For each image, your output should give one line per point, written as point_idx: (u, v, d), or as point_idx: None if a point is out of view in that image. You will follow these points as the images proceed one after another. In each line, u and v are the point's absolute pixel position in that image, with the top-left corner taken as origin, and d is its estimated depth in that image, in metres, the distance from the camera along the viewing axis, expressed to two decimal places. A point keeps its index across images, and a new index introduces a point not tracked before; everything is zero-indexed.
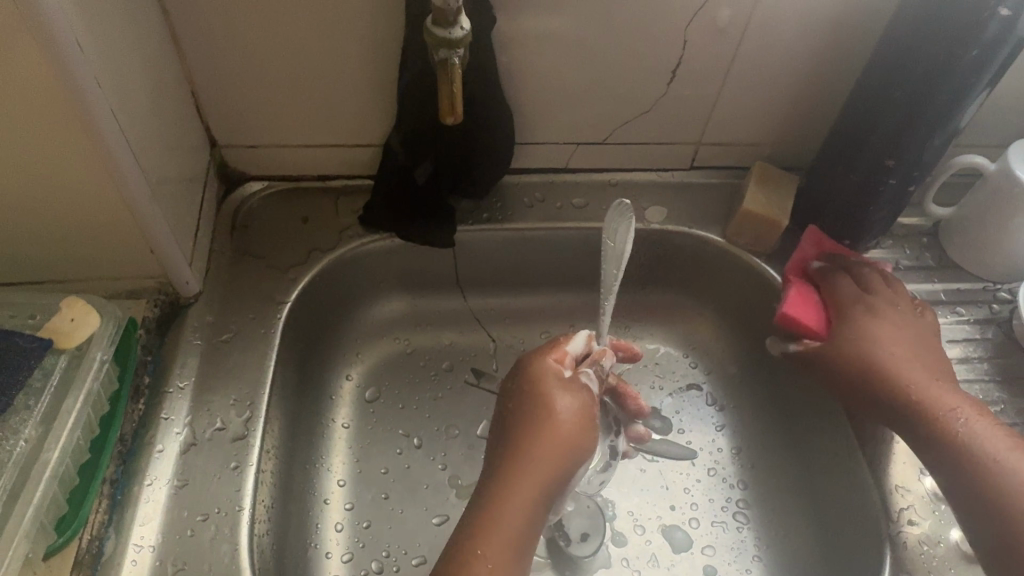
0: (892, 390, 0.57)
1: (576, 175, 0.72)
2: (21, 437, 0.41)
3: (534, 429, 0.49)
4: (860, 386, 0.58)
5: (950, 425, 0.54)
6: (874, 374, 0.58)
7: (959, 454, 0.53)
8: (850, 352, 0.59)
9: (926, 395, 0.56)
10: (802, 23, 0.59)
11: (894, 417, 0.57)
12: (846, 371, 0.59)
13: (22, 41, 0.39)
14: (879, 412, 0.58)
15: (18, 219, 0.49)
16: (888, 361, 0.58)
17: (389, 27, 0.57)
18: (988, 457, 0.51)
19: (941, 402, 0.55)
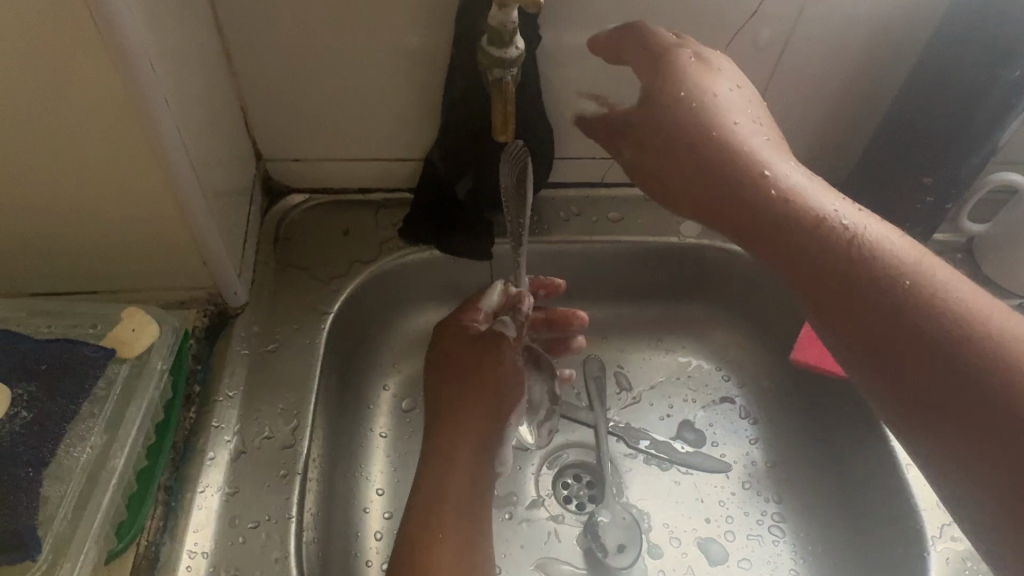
0: (815, 247, 0.46)
1: (611, 189, 0.73)
2: (88, 445, 0.42)
3: (483, 388, 0.60)
4: (778, 223, 0.47)
5: (924, 288, 0.42)
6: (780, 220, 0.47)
7: (904, 313, 0.42)
8: (743, 187, 0.48)
9: (860, 231, 0.45)
10: (841, 42, 0.60)
11: (784, 248, 0.47)
12: (726, 176, 0.49)
13: (99, 63, 0.40)
14: (756, 234, 0.49)
15: (80, 231, 0.50)
16: (791, 183, 0.48)
17: (436, 46, 0.58)
18: (931, 302, 0.41)
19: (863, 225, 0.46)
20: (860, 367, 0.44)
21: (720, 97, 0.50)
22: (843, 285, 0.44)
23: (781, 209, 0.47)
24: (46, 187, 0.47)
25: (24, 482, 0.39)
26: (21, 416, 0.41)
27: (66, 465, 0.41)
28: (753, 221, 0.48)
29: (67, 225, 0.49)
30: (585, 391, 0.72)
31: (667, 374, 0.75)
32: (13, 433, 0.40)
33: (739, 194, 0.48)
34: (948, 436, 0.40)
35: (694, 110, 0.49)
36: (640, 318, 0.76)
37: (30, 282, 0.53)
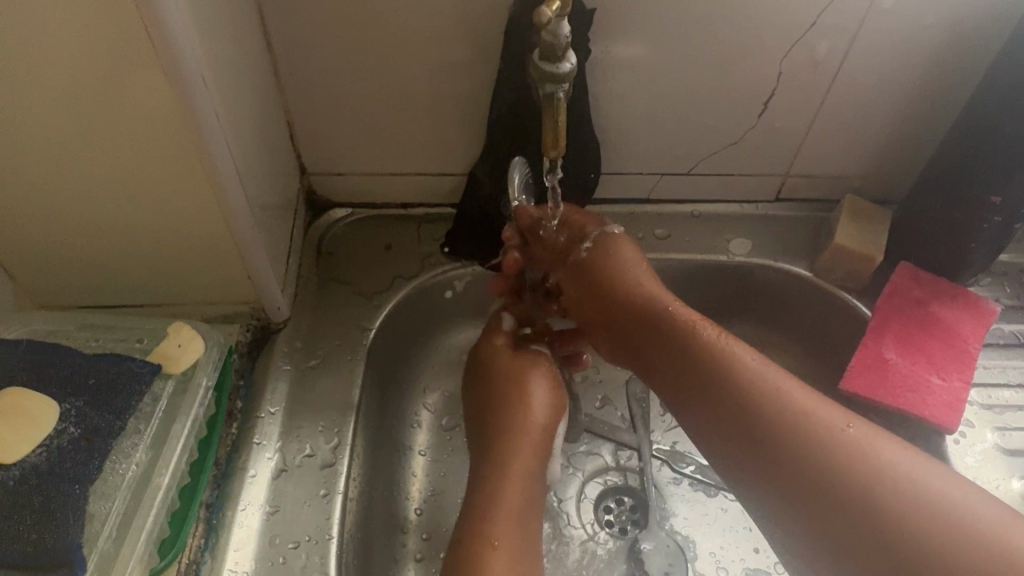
0: (806, 446, 0.46)
1: (657, 206, 0.71)
2: (133, 461, 0.42)
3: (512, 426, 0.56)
4: (743, 411, 0.49)
5: (924, 496, 0.43)
6: (753, 391, 0.49)
7: (808, 437, 0.47)
8: (701, 353, 0.52)
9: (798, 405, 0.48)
10: (903, 53, 0.58)
11: (752, 426, 0.49)
12: (657, 324, 0.56)
13: (154, 79, 0.40)
14: (733, 429, 0.49)
15: (128, 244, 0.50)
16: (790, 390, 0.49)
17: (483, 60, 0.57)
18: (904, 484, 0.44)
19: (861, 439, 0.46)
20: (753, 467, 0.48)
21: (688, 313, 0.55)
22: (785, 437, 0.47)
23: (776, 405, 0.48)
24: (99, 201, 0.47)
25: (72, 498, 0.38)
26: (69, 431, 0.41)
27: (112, 482, 0.41)
28: (679, 364, 0.54)
29: (117, 236, 0.50)
30: (628, 411, 0.70)
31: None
32: (61, 448, 0.40)
33: (689, 352, 0.53)
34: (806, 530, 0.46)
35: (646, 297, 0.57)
36: None
37: (79, 293, 0.54)
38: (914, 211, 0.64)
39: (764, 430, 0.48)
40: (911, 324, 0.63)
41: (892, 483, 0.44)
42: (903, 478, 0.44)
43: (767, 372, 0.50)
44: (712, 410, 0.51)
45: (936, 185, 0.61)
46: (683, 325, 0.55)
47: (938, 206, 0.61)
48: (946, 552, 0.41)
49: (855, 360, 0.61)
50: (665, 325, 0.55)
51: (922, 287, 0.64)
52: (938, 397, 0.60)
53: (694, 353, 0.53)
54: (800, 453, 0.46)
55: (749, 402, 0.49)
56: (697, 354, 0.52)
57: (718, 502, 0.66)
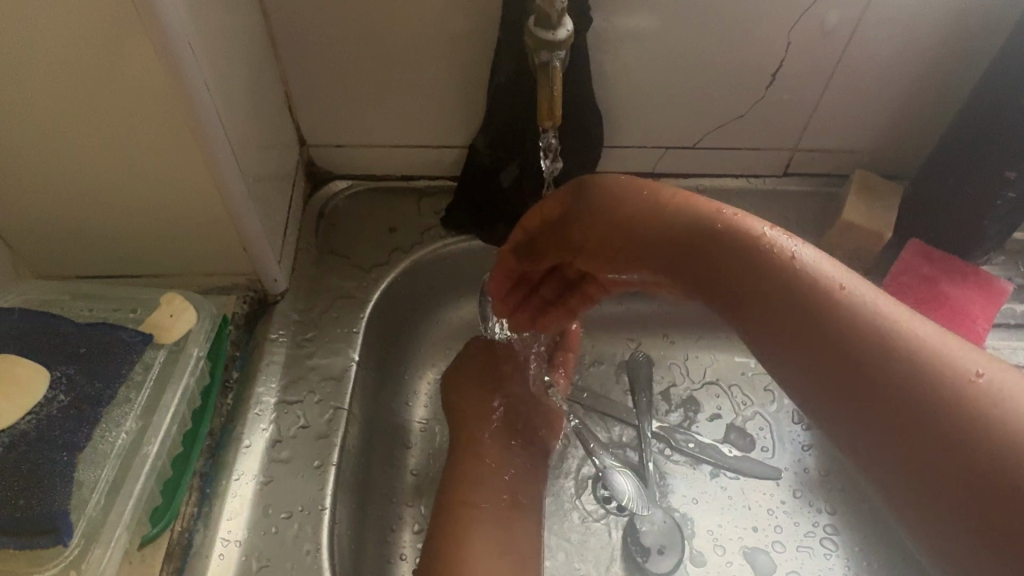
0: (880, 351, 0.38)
1: (662, 180, 0.70)
2: (123, 429, 0.42)
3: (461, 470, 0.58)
4: (802, 313, 0.41)
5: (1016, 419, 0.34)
6: (812, 298, 0.41)
7: (866, 345, 0.39)
8: (746, 246, 0.45)
9: (848, 297, 0.41)
10: (918, 21, 0.56)
11: (819, 331, 0.40)
12: (699, 244, 0.48)
13: (140, 46, 0.39)
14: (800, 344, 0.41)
15: (122, 214, 0.50)
16: (867, 301, 0.40)
17: (483, 29, 0.56)
18: (990, 418, 0.34)
19: (908, 326, 0.39)
20: (836, 410, 0.39)
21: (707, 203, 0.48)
22: (831, 340, 0.40)
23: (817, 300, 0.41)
24: (89, 171, 0.47)
25: (61, 465, 0.39)
26: (59, 399, 0.41)
27: (101, 450, 0.41)
28: (711, 268, 0.47)
29: (111, 206, 0.49)
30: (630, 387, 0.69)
31: (712, 370, 0.71)
32: (51, 415, 0.40)
33: (733, 249, 0.46)
34: (891, 460, 0.37)
35: (653, 193, 0.49)
36: None
37: (76, 262, 0.54)
38: (925, 187, 0.62)
39: (828, 340, 0.40)
40: (924, 304, 0.62)
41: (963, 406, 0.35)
42: (1008, 419, 0.34)
43: (824, 267, 0.42)
44: (778, 333, 0.43)
45: (949, 160, 0.59)
46: (701, 232, 0.47)
47: (950, 182, 0.59)
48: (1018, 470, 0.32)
49: None
50: (699, 220, 0.48)
51: (938, 265, 0.62)
52: None
53: (716, 269, 0.47)
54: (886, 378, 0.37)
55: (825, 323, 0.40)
56: (727, 267, 0.46)
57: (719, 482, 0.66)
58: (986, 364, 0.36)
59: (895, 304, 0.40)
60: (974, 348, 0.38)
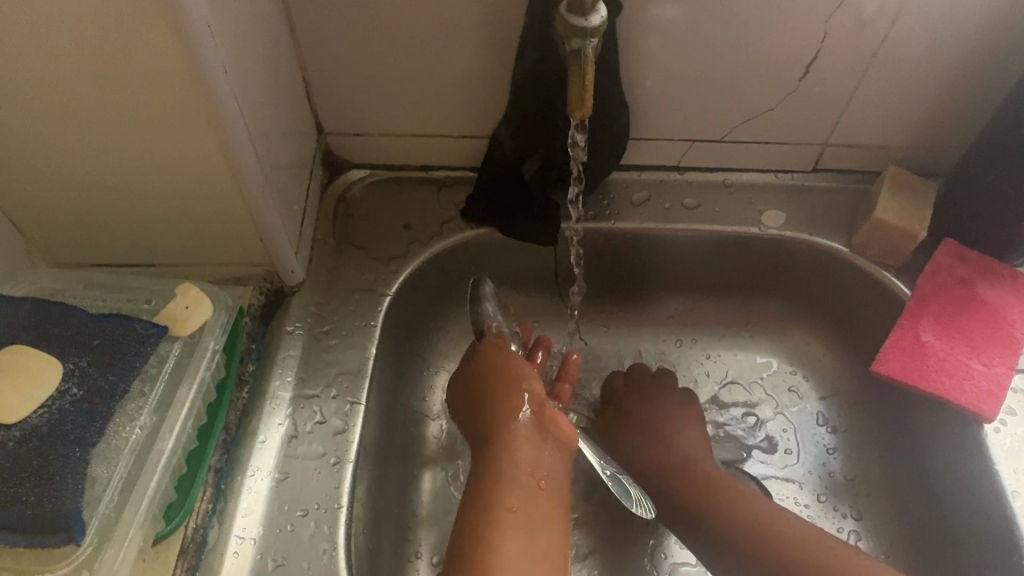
0: (766, 527, 0.52)
1: (687, 174, 0.68)
2: (137, 425, 0.41)
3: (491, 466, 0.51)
4: (719, 508, 0.55)
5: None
6: (725, 493, 0.56)
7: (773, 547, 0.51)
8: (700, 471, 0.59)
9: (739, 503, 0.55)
10: (959, 15, 0.54)
11: (713, 527, 0.54)
12: (659, 454, 0.62)
13: (156, 28, 0.38)
14: (722, 542, 0.53)
15: (137, 202, 0.49)
16: (778, 509, 0.54)
17: (509, 14, 0.54)
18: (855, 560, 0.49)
19: (819, 538, 0.51)
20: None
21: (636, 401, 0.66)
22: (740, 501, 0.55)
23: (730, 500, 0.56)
24: (104, 157, 0.45)
25: (72, 462, 0.37)
26: (72, 392, 0.40)
27: (115, 446, 0.39)
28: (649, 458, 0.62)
29: (126, 193, 0.48)
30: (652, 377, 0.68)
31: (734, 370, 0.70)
32: (63, 409, 0.39)
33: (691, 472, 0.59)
34: None
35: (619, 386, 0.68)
36: (712, 310, 0.71)
37: (91, 251, 0.53)
38: (963, 184, 0.59)
39: (745, 532, 0.53)
40: (957, 306, 0.59)
41: (836, 555, 0.49)
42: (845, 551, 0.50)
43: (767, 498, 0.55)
44: (700, 524, 0.55)
45: (988, 159, 0.57)
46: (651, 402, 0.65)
47: (989, 181, 0.57)
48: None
49: (887, 346, 0.59)
50: (665, 429, 0.63)
51: (972, 267, 0.60)
52: (976, 382, 0.56)
53: (685, 497, 0.57)
54: (770, 546, 0.51)
55: (729, 508, 0.55)
56: (694, 475, 0.59)
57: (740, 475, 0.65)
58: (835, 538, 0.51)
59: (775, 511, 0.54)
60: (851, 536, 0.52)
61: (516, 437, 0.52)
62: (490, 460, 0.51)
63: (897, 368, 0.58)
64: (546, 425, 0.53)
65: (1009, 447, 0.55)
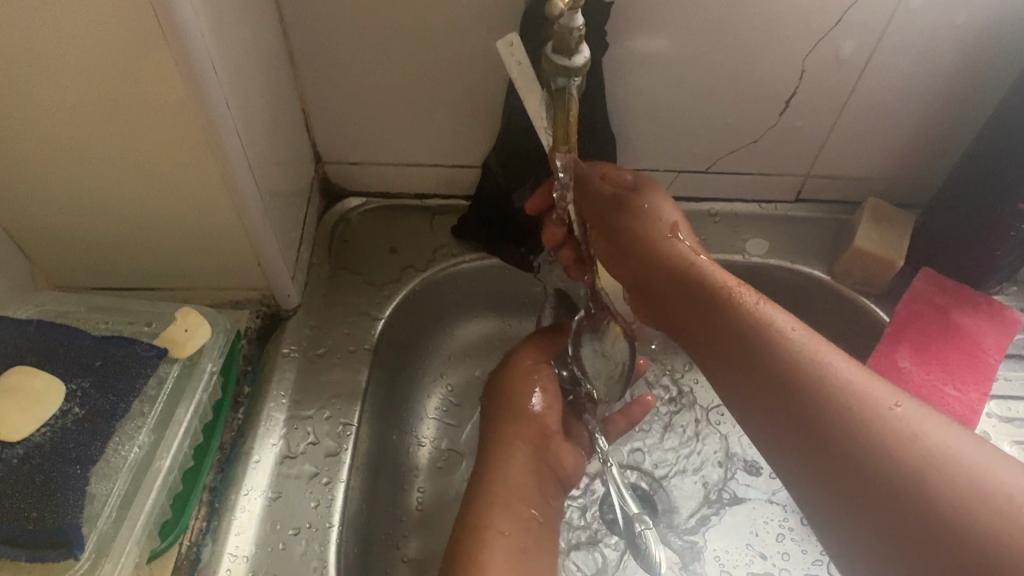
0: (819, 386, 0.42)
1: (673, 204, 0.70)
2: (136, 443, 0.42)
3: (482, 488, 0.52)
4: (761, 359, 0.45)
5: (935, 457, 0.38)
6: (769, 338, 0.46)
7: (827, 405, 0.42)
8: (730, 311, 0.48)
9: (789, 341, 0.45)
10: (931, 52, 0.56)
11: (754, 355, 0.46)
12: (688, 290, 0.51)
13: (165, 65, 0.40)
14: (757, 375, 0.45)
15: (141, 228, 0.51)
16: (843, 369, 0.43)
17: (500, 53, 0.57)
18: (905, 439, 0.39)
19: (864, 391, 0.42)
20: (759, 402, 0.45)
21: (669, 240, 0.54)
22: (783, 350, 0.45)
23: (769, 349, 0.45)
24: (110, 185, 0.48)
25: (73, 479, 0.39)
26: (73, 412, 0.41)
27: (114, 463, 0.41)
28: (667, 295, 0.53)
29: (130, 220, 0.50)
30: None
31: (683, 407, 0.69)
32: (65, 428, 0.41)
33: (722, 313, 0.49)
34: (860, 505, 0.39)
35: (637, 231, 0.55)
36: None
37: (94, 274, 0.55)
38: (938, 216, 0.62)
39: (787, 374, 0.44)
40: (934, 333, 0.61)
41: (883, 427, 0.40)
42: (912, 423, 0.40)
43: (823, 349, 0.44)
44: (751, 375, 0.46)
45: (961, 191, 0.59)
46: (678, 265, 0.52)
47: (963, 212, 0.59)
48: (930, 483, 0.37)
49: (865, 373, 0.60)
50: (672, 265, 0.52)
51: (950, 296, 0.62)
52: (951, 408, 0.58)
53: (730, 340, 0.47)
54: (808, 400, 0.42)
55: (759, 357, 0.45)
56: (720, 297, 0.49)
57: (720, 502, 0.65)
58: (897, 396, 0.41)
59: (834, 350, 0.44)
60: (914, 401, 0.41)
61: (511, 459, 0.54)
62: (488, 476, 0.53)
63: None
64: (546, 451, 0.56)
65: None
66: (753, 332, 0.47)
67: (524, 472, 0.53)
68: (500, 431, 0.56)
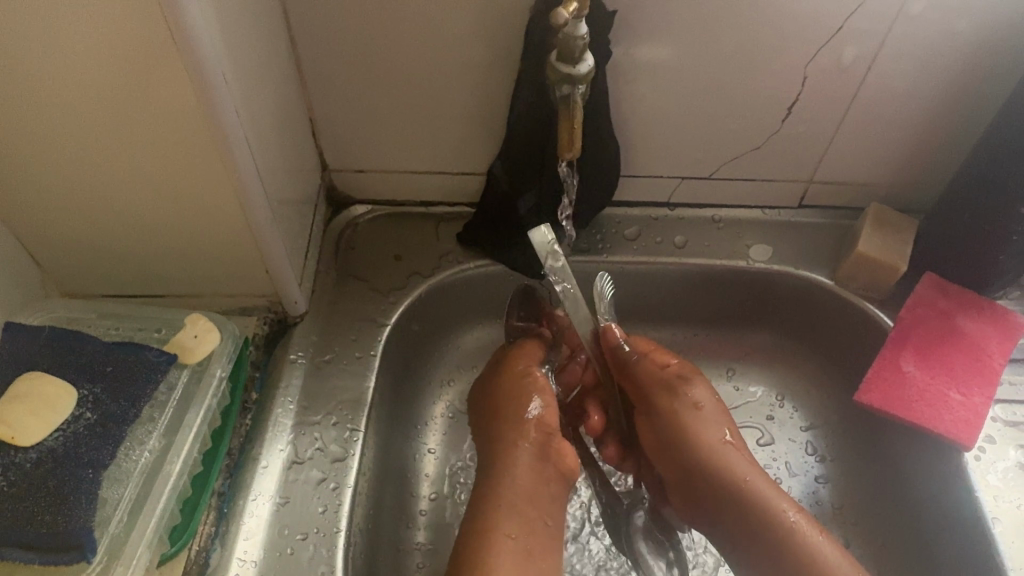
0: (802, 567, 0.51)
1: (677, 210, 0.70)
2: (145, 448, 0.43)
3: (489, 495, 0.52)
4: (768, 541, 0.52)
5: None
6: (775, 521, 0.52)
7: None
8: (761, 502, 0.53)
9: (799, 533, 0.51)
10: (932, 60, 0.57)
11: (762, 534, 0.52)
12: (719, 484, 0.55)
13: (176, 75, 0.41)
14: (762, 555, 0.52)
15: (150, 236, 0.51)
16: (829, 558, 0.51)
17: (504, 61, 0.57)
18: None
19: None
20: (756, 559, 0.53)
21: (701, 421, 0.57)
22: (794, 539, 0.51)
23: (780, 528, 0.52)
24: (120, 193, 0.48)
25: (85, 483, 0.39)
26: (85, 417, 0.42)
27: (124, 468, 0.42)
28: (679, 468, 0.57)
29: (139, 227, 0.51)
30: None
31: None
32: (77, 433, 0.41)
33: (741, 504, 0.53)
34: None
35: (672, 405, 0.58)
36: (702, 341, 0.73)
37: (102, 281, 0.55)
38: (941, 221, 0.62)
39: (790, 559, 0.51)
40: (937, 337, 0.61)
41: None
42: None
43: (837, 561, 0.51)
44: (753, 543, 0.53)
45: (963, 197, 0.59)
46: (705, 441, 0.56)
47: (965, 217, 0.60)
48: None
49: (867, 379, 0.60)
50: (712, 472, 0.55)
51: (952, 301, 0.62)
52: (955, 412, 0.58)
53: (747, 515, 0.53)
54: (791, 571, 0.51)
55: (771, 537, 0.52)
56: (737, 492, 0.54)
57: None
58: None
59: (831, 545, 0.51)
60: None
61: (519, 466, 0.53)
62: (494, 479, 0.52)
63: (877, 401, 0.59)
64: (549, 455, 0.54)
65: (992, 477, 0.57)
66: (763, 513, 0.52)
67: (528, 475, 0.52)
68: (499, 438, 0.55)
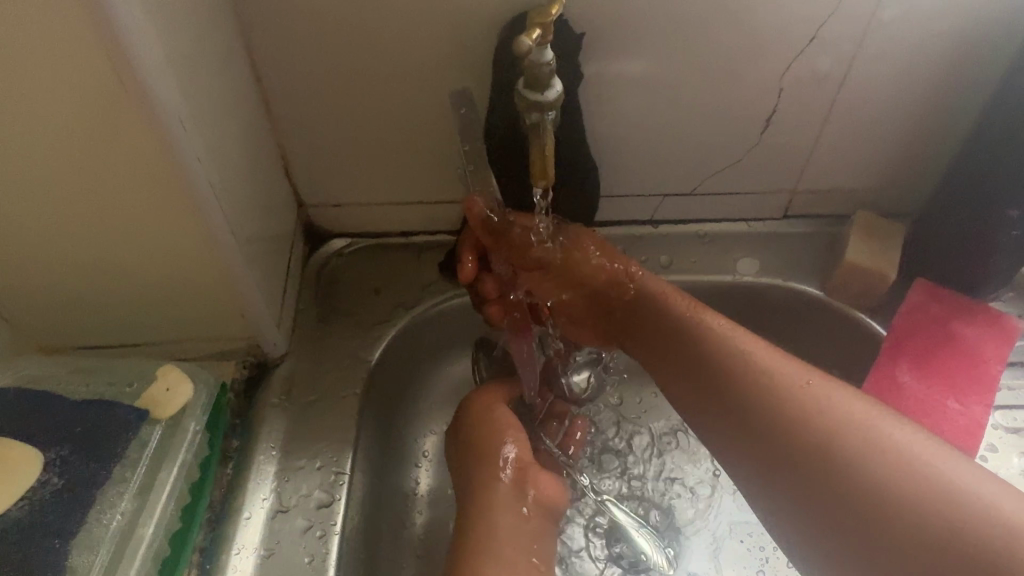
0: (797, 428, 0.46)
1: (661, 227, 0.69)
2: (118, 510, 0.42)
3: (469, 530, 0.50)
4: (741, 392, 0.49)
5: (911, 464, 0.43)
6: (764, 382, 0.49)
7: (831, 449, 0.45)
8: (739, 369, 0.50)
9: (804, 384, 0.48)
10: (910, 63, 0.56)
11: (739, 387, 0.50)
12: (688, 335, 0.53)
13: (131, 126, 0.40)
14: (744, 418, 0.49)
15: (119, 287, 0.50)
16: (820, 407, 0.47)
17: (476, 88, 0.56)
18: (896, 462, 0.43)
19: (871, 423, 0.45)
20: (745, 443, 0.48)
21: (655, 283, 0.57)
22: (777, 379, 0.49)
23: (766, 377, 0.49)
24: (84, 246, 0.47)
25: (51, 555, 0.39)
26: (52, 482, 0.42)
27: (96, 533, 0.41)
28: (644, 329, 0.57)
29: (108, 279, 0.49)
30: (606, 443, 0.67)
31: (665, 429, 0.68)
32: (43, 501, 0.41)
33: (720, 371, 0.51)
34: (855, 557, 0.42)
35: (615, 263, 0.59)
36: None
37: (74, 335, 0.54)
38: (929, 226, 0.61)
39: (778, 405, 0.47)
40: (932, 345, 0.60)
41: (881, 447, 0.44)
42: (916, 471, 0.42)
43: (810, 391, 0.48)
44: (727, 400, 0.50)
45: (950, 200, 0.58)
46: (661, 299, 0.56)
47: (953, 220, 0.58)
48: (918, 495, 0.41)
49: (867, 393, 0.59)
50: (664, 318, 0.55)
51: (943, 308, 0.61)
52: (955, 421, 0.57)
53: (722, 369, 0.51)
54: (796, 442, 0.46)
55: (745, 385, 0.49)
56: (704, 339, 0.53)
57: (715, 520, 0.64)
58: (873, 415, 0.46)
59: (834, 388, 0.48)
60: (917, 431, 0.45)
61: (500, 499, 0.51)
62: (477, 521, 0.50)
63: None
64: (527, 487, 0.53)
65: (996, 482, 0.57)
66: (742, 364, 0.50)
67: (509, 512, 0.51)
68: (473, 469, 0.54)
